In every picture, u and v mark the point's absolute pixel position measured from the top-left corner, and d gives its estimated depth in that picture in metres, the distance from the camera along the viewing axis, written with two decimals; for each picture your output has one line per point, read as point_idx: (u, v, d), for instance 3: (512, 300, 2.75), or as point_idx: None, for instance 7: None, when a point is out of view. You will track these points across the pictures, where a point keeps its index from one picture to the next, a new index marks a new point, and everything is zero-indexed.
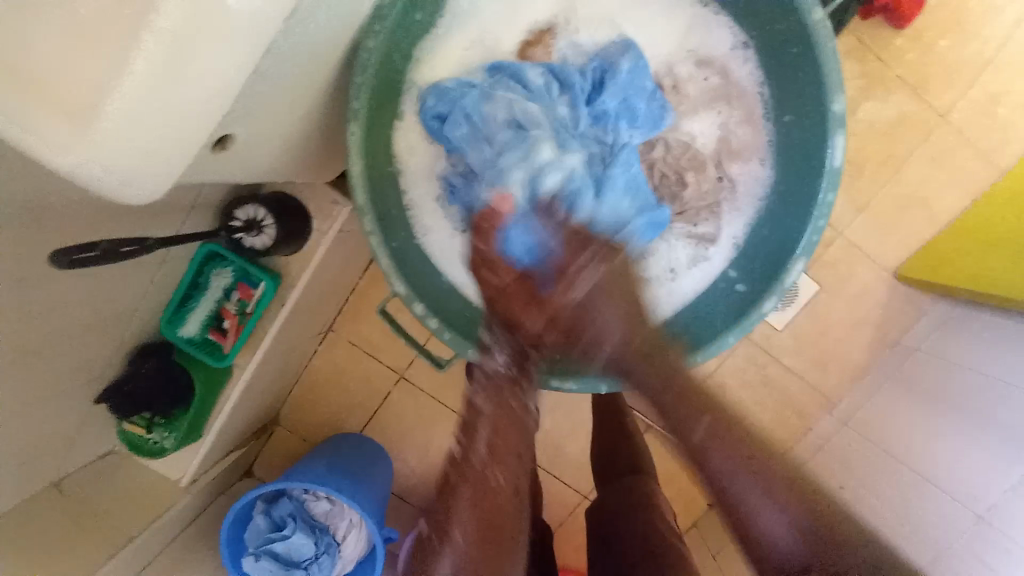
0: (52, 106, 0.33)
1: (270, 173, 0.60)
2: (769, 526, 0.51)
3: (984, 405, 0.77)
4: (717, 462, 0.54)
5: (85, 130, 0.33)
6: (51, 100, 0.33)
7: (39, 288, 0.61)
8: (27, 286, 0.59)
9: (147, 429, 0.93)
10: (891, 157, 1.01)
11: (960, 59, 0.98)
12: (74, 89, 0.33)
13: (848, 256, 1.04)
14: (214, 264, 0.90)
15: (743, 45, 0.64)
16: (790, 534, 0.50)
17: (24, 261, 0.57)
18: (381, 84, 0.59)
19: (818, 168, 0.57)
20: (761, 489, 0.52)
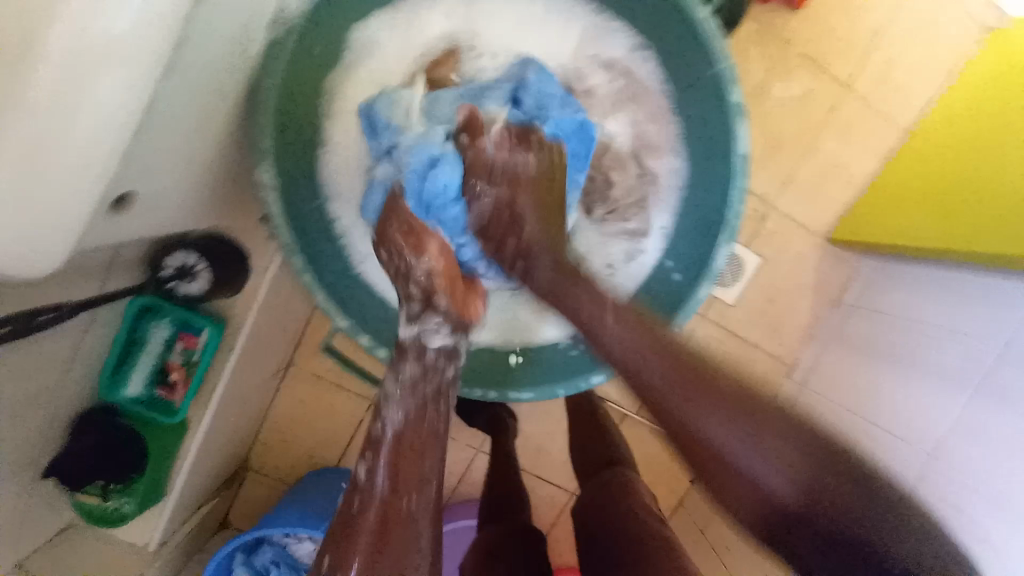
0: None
1: (185, 222, 0.58)
2: (761, 476, 0.45)
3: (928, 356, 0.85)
4: (705, 425, 0.47)
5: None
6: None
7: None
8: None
9: (102, 498, 0.86)
10: (806, 129, 1.06)
11: (855, 33, 1.04)
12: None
13: (782, 227, 1.09)
14: (149, 317, 0.85)
15: (640, 48, 0.66)
16: (786, 480, 0.44)
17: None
18: (287, 120, 0.59)
19: (727, 156, 0.61)
20: (744, 439, 0.46)
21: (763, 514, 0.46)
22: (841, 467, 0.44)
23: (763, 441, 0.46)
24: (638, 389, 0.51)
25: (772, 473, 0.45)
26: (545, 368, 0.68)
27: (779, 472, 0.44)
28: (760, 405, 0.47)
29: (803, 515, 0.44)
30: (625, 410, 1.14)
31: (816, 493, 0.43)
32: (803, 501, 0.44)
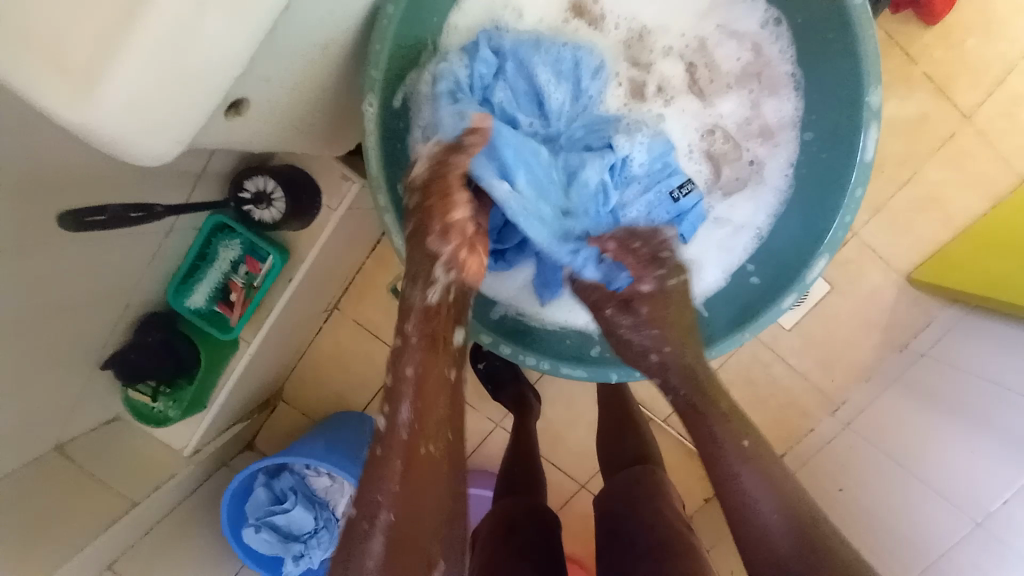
0: (59, 63, 0.32)
1: (282, 144, 0.59)
2: (769, 517, 0.48)
3: (1001, 415, 0.76)
4: (734, 460, 0.50)
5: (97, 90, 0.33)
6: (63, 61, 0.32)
7: (37, 256, 0.60)
8: (23, 258, 0.58)
9: (153, 397, 0.93)
10: (913, 157, 0.98)
11: (990, 58, 0.94)
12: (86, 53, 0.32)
13: (862, 256, 1.01)
14: (222, 235, 0.89)
15: (772, 24, 0.62)
16: (783, 517, 0.47)
17: (25, 227, 0.56)
18: (401, 57, 0.59)
19: (846, 163, 0.57)
20: (764, 479, 0.49)
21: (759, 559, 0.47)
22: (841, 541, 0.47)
23: (773, 476, 0.49)
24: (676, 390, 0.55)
25: (778, 513, 0.48)
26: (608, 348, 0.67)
27: (780, 507, 0.48)
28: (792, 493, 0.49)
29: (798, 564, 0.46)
30: (655, 414, 1.10)
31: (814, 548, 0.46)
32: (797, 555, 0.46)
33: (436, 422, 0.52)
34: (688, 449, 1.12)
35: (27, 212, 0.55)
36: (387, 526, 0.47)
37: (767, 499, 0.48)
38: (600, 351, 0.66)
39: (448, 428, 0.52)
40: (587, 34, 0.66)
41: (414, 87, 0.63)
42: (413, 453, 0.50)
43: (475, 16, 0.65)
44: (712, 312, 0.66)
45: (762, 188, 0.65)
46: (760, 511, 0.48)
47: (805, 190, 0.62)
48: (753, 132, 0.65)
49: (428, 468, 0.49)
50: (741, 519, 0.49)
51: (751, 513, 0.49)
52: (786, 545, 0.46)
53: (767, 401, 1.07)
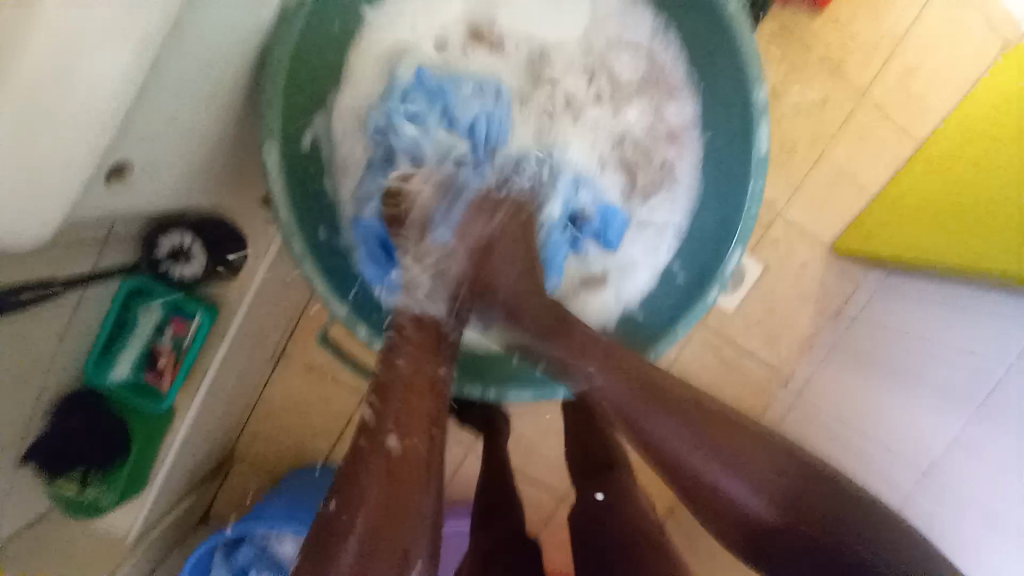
0: None
1: (183, 198, 0.55)
2: (743, 502, 0.49)
3: (931, 368, 0.83)
4: (696, 457, 0.50)
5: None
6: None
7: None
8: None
9: (82, 488, 0.84)
10: (816, 139, 1.06)
11: (868, 43, 1.04)
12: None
13: (787, 234, 1.08)
14: (140, 299, 0.83)
15: (659, 34, 0.66)
16: (760, 496, 0.48)
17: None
18: (298, 98, 0.58)
19: (746, 157, 0.60)
20: (731, 466, 0.49)
21: (743, 536, 0.50)
22: (825, 483, 0.48)
23: (744, 461, 0.49)
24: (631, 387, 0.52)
25: (748, 486, 0.49)
26: None
27: (755, 487, 0.49)
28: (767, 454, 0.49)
29: (783, 531, 0.48)
30: None
31: (797, 514, 0.47)
32: (779, 524, 0.48)
33: (420, 426, 0.50)
34: None
35: None
36: (362, 528, 0.46)
37: (741, 482, 0.49)
38: None
39: (430, 428, 0.50)
40: (489, 60, 0.67)
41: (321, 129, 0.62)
42: (390, 467, 0.48)
43: (377, 52, 0.64)
44: (645, 313, 0.67)
45: (676, 189, 0.68)
46: (730, 494, 0.49)
47: (715, 185, 0.65)
48: (662, 135, 0.68)
49: (406, 478, 0.47)
50: (710, 500, 0.51)
51: (729, 500, 0.50)
52: (762, 518, 0.48)
53: (725, 385, 1.11)
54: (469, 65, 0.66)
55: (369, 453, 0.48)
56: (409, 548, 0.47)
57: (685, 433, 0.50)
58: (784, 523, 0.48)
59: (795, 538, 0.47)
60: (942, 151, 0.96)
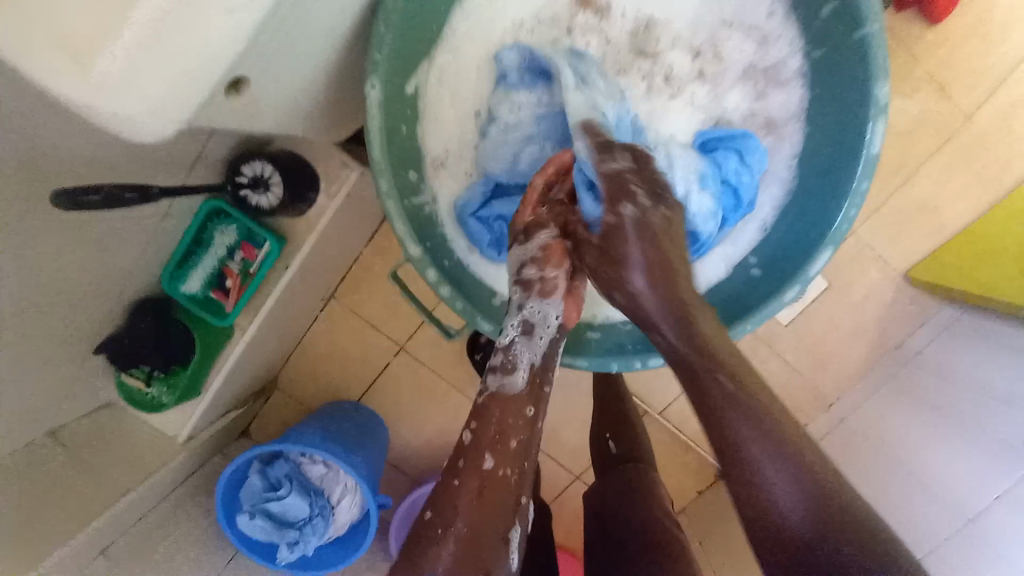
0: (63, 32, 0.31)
1: (282, 129, 0.57)
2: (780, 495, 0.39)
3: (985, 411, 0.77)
4: (732, 418, 0.42)
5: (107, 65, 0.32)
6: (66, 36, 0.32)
7: (25, 240, 0.59)
8: (10, 241, 0.57)
9: (146, 382, 0.92)
10: (913, 157, 0.98)
11: (992, 57, 0.94)
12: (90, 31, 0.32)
13: (859, 253, 1.02)
14: (218, 222, 0.87)
15: (781, 14, 0.61)
16: (803, 501, 0.38)
17: (16, 208, 0.55)
18: (408, 41, 0.57)
19: (852, 157, 0.57)
20: (779, 468, 0.40)
21: (756, 524, 0.40)
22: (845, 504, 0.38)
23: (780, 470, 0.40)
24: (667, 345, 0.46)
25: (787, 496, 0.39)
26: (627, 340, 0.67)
27: (796, 491, 0.39)
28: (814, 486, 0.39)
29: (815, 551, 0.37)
30: (650, 408, 1.11)
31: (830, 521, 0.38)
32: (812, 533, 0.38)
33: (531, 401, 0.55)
34: (683, 443, 1.13)
35: (21, 189, 0.54)
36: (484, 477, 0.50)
37: (789, 491, 0.39)
38: (596, 338, 0.67)
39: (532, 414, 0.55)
40: (592, 24, 0.65)
41: (426, 77, 0.63)
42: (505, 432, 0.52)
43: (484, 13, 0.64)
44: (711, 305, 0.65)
45: (770, 179, 0.66)
46: (764, 483, 0.40)
47: (809, 178, 0.61)
48: (758, 124, 0.65)
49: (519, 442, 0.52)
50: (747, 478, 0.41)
51: (757, 483, 0.40)
52: (793, 522, 0.38)
53: (762, 397, 1.08)
54: (576, 28, 0.65)
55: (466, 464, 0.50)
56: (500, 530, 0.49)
57: (778, 472, 0.39)
58: (821, 531, 0.37)
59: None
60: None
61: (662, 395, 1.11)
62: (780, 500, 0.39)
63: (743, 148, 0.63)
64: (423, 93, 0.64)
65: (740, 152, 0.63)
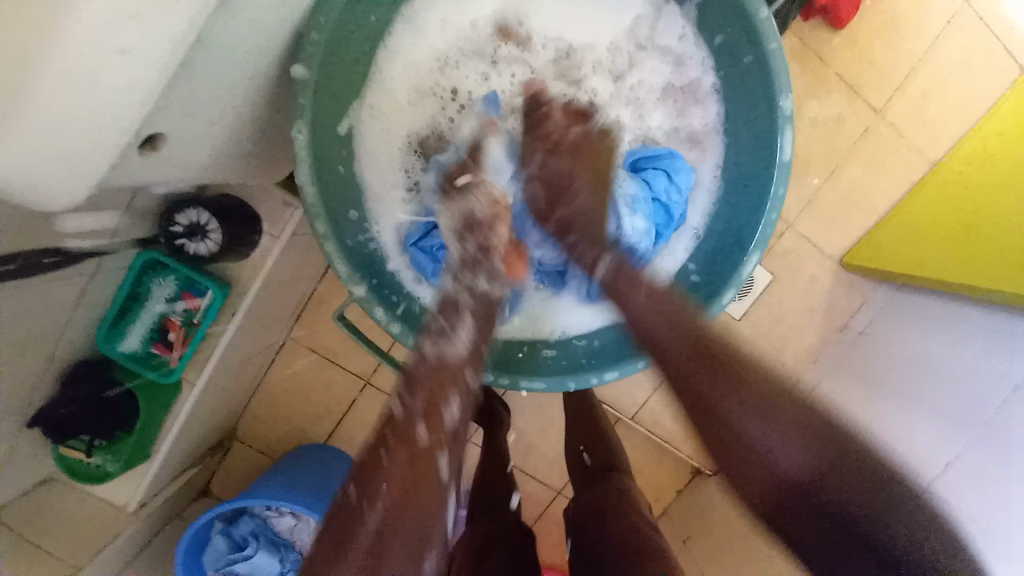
0: None
1: (207, 176, 0.56)
2: (775, 453, 0.45)
3: (942, 384, 0.82)
4: (721, 400, 0.48)
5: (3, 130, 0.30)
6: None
7: None
8: None
9: (87, 453, 0.85)
10: (833, 153, 1.05)
11: (891, 58, 1.03)
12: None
13: (797, 245, 1.07)
14: (154, 273, 0.83)
15: (692, 38, 0.65)
16: (792, 449, 0.44)
17: None
18: (331, 80, 0.58)
19: (767, 165, 0.60)
20: (764, 421, 0.46)
21: (767, 489, 0.45)
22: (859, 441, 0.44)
23: (776, 418, 0.46)
24: (659, 360, 0.54)
25: (784, 444, 0.45)
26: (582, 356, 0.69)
27: (783, 439, 0.45)
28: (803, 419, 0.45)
29: (814, 493, 0.43)
30: (621, 414, 1.13)
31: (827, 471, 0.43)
32: (808, 476, 0.43)
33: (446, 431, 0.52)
34: (656, 446, 1.14)
35: None
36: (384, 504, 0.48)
37: (769, 436, 0.45)
38: (552, 355, 0.70)
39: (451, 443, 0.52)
40: (516, 55, 0.68)
41: (357, 115, 0.64)
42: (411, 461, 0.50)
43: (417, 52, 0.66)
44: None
45: (698, 190, 0.70)
46: (752, 436, 0.46)
47: (735, 185, 0.65)
48: (682, 140, 0.69)
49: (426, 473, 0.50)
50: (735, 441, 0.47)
51: (743, 442, 0.47)
52: (792, 469, 0.44)
53: None
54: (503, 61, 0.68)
55: (394, 444, 0.50)
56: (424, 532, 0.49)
57: (757, 425, 0.46)
58: (812, 475, 0.43)
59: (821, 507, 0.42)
60: (958, 173, 0.97)
61: (630, 400, 1.13)
62: (768, 454, 0.45)
63: (670, 168, 0.67)
64: (357, 133, 0.65)
65: (668, 171, 0.67)
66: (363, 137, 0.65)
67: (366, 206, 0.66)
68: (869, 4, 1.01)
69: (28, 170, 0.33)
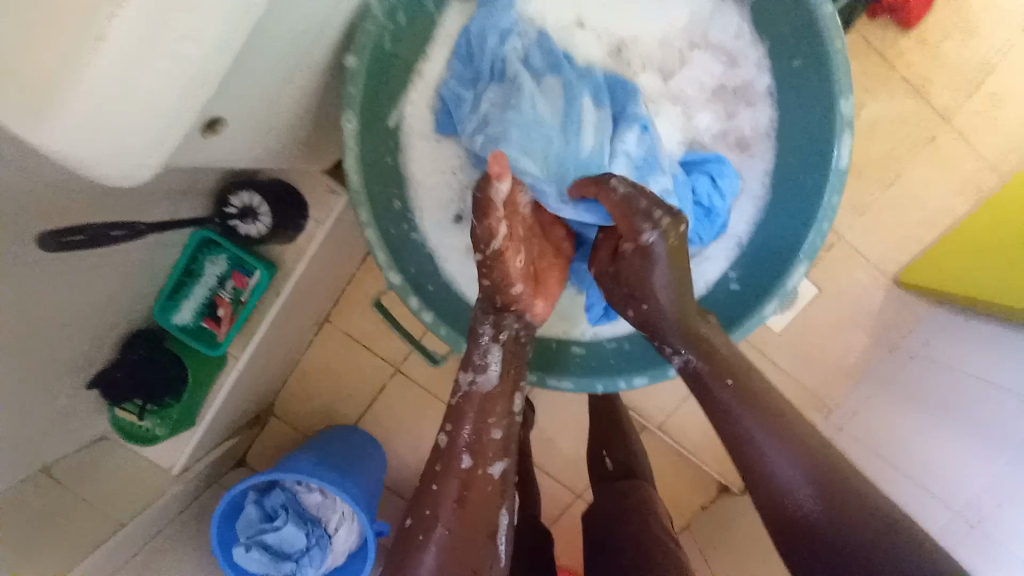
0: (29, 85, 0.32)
1: (264, 159, 0.59)
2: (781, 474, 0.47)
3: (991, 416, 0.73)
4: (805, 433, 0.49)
5: (70, 102, 0.32)
6: (28, 72, 0.32)
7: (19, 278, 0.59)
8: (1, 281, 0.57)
9: (139, 416, 0.91)
10: (894, 162, 0.99)
11: (965, 62, 0.96)
12: (45, 70, 0.31)
13: (848, 258, 1.02)
14: (208, 252, 0.89)
15: (749, 36, 0.63)
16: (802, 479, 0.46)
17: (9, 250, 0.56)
18: (382, 71, 0.60)
19: (821, 171, 0.58)
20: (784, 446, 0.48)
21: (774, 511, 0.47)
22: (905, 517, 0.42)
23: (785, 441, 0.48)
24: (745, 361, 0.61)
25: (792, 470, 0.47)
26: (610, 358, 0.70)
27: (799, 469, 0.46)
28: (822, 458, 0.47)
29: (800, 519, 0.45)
30: (648, 421, 1.10)
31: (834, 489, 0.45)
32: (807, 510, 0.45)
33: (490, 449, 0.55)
34: (681, 455, 1.12)
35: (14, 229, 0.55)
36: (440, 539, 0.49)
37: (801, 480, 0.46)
38: (580, 353, 0.70)
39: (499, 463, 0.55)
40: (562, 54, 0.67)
41: (408, 107, 0.66)
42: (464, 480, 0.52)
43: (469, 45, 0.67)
44: None
45: (743, 196, 0.67)
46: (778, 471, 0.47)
47: (786, 191, 0.63)
48: (730, 143, 0.67)
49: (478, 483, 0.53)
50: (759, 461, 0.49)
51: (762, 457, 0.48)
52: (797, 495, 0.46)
53: None
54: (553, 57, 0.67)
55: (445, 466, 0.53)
56: (482, 530, 0.51)
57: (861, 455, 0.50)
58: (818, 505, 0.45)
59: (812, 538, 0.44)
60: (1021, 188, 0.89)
61: (658, 407, 1.10)
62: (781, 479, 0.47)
63: (716, 173, 0.66)
64: (404, 127, 0.67)
65: (712, 175, 0.66)
66: (410, 130, 0.68)
67: (409, 196, 0.68)
68: (943, 4, 0.95)
69: (95, 146, 0.35)
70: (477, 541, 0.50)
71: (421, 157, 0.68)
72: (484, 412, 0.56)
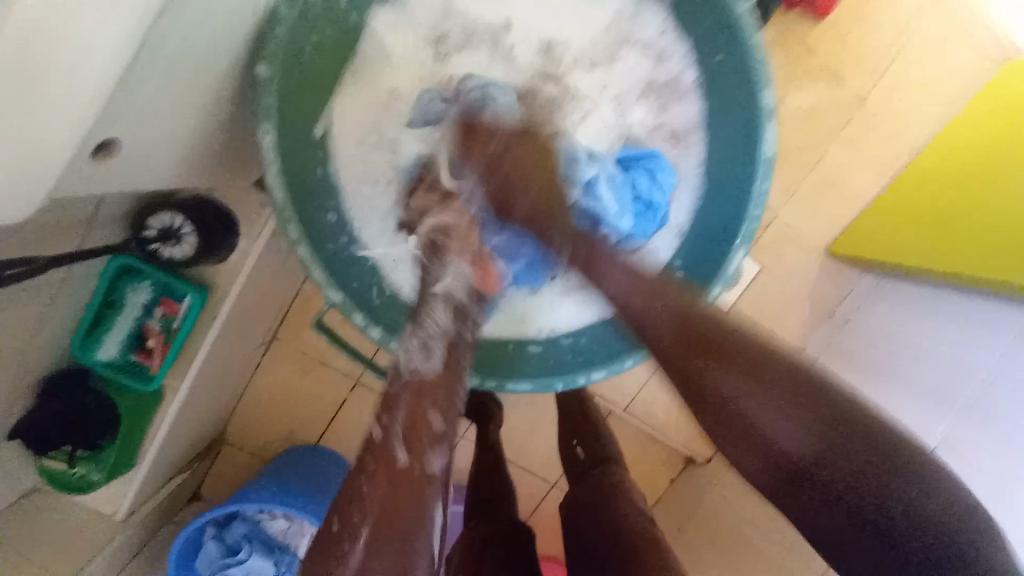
0: None
1: (180, 180, 0.55)
2: (775, 431, 0.42)
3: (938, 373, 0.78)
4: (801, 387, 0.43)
5: None
6: None
7: None
8: None
9: (69, 463, 0.82)
10: (818, 141, 1.04)
11: (875, 42, 1.01)
12: None
13: (784, 235, 1.07)
14: (129, 279, 0.82)
15: (672, 31, 0.64)
16: (797, 435, 0.41)
17: None
18: (294, 85, 0.57)
19: (752, 159, 0.59)
20: (778, 408, 0.42)
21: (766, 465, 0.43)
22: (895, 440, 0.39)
23: (778, 397, 0.42)
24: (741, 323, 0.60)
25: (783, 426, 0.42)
26: (568, 359, 0.69)
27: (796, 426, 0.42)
28: (817, 402, 0.41)
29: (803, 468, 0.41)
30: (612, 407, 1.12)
31: (832, 443, 0.40)
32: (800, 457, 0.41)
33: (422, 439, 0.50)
34: (647, 436, 1.14)
35: None
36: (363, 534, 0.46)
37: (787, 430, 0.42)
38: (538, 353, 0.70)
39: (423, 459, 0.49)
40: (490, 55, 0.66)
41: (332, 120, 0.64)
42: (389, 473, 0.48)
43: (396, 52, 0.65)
44: None
45: (681, 187, 0.68)
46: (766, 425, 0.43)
47: (719, 180, 0.65)
48: (664, 136, 0.68)
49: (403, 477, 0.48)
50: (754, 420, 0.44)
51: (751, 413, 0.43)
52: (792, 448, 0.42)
53: None
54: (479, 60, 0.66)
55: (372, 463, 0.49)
56: (412, 546, 0.47)
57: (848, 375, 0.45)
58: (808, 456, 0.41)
59: (811, 494, 0.41)
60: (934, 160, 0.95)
61: (621, 393, 1.12)
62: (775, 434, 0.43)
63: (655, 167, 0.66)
64: (330, 138, 0.64)
65: (650, 170, 0.66)
66: (335, 142, 0.65)
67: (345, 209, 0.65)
68: None
69: None
70: (401, 529, 0.47)
71: (351, 167, 0.66)
72: (422, 394, 0.51)
